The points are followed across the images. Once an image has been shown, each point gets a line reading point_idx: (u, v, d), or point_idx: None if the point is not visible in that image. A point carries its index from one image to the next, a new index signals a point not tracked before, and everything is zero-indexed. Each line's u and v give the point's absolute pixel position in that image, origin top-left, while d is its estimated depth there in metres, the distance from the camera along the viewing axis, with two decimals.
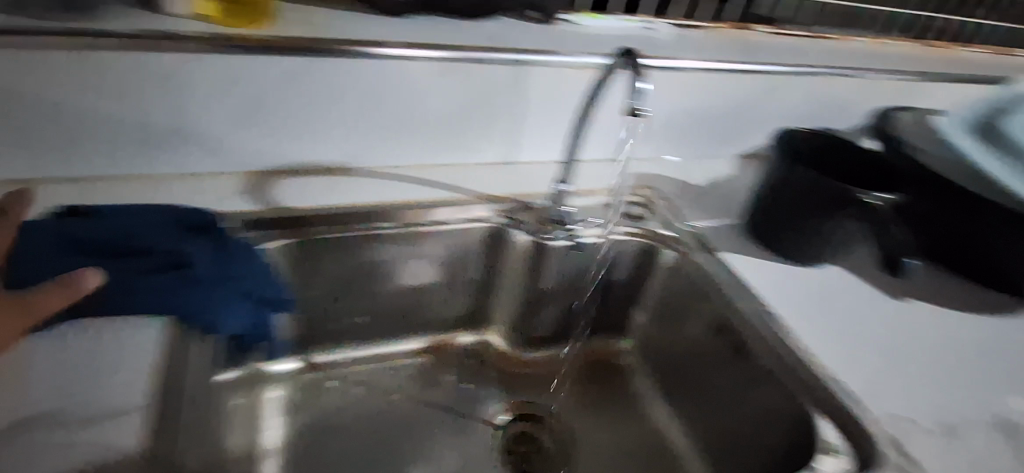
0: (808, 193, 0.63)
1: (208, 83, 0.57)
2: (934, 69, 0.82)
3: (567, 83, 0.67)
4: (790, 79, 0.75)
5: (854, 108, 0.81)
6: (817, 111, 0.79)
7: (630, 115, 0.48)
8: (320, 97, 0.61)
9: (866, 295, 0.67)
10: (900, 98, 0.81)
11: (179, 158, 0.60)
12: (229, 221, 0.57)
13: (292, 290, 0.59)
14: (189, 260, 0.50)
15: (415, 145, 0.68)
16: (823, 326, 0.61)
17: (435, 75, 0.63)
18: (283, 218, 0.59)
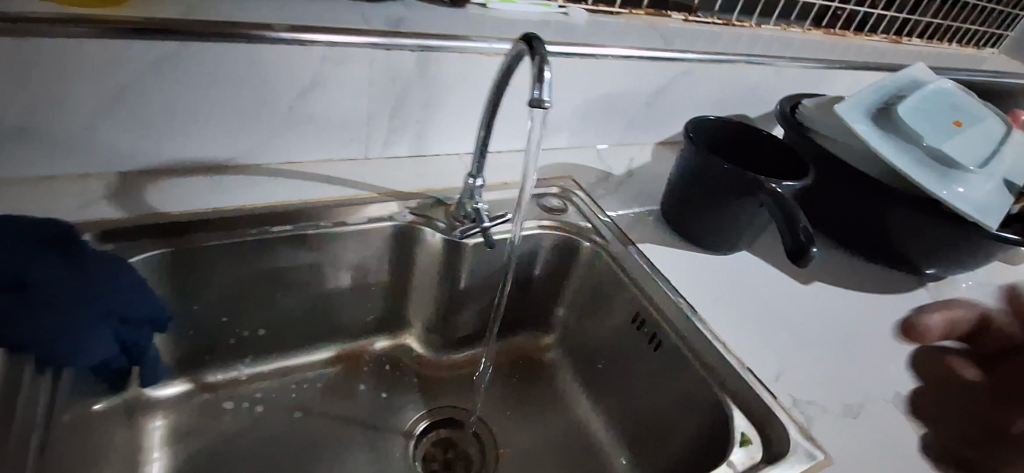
0: (717, 181, 0.64)
1: (51, 72, 0.48)
2: (831, 57, 0.88)
3: (478, 72, 0.64)
4: (700, 68, 0.78)
5: (761, 95, 0.85)
6: (725, 98, 0.83)
7: (534, 107, 0.44)
8: (197, 88, 0.54)
9: (782, 282, 0.67)
10: (800, 85, 0.86)
11: (27, 160, 0.52)
12: (90, 230, 0.50)
13: (176, 303, 0.54)
14: (33, 280, 0.43)
15: (314, 140, 0.62)
16: (739, 316, 0.60)
17: (330, 64, 0.57)
18: (158, 223, 0.53)
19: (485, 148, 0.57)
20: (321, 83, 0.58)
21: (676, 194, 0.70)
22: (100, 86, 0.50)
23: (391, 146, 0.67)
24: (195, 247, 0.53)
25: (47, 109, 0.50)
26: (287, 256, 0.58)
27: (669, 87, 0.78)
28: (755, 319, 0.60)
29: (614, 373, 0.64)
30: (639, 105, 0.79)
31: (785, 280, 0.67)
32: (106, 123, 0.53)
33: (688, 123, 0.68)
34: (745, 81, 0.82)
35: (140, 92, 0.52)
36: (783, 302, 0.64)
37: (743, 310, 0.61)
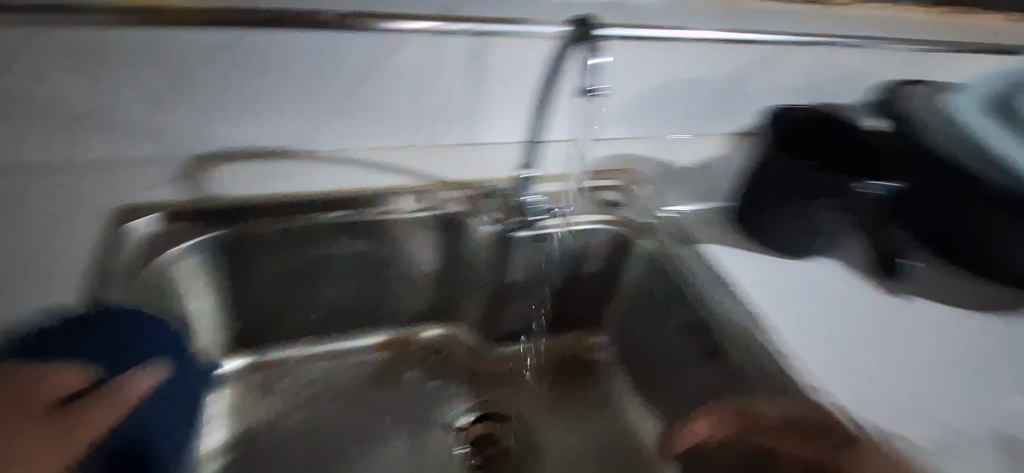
0: (785, 179, 0.58)
1: (118, 61, 0.51)
2: (956, 36, 0.75)
3: (532, 59, 0.60)
4: (784, 52, 0.70)
5: (856, 80, 0.76)
6: (814, 84, 0.75)
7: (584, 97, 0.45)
8: (251, 76, 0.55)
9: (866, 291, 0.60)
10: (907, 69, 0.76)
11: (104, 145, 0.56)
12: (161, 212, 0.54)
13: (235, 284, 0.57)
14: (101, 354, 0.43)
15: (365, 129, 0.61)
16: (812, 331, 0.55)
17: (383, 51, 0.56)
18: (219, 207, 0.56)
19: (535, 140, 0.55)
20: (373, 72, 0.58)
21: (745, 193, 0.64)
22: (164, 76, 0.53)
23: (444, 134, 0.64)
24: (251, 231, 0.55)
25: (118, 97, 0.53)
26: (338, 244, 0.59)
27: (745, 74, 0.71)
28: (830, 334, 0.54)
29: (669, 382, 0.60)
30: (713, 94, 0.72)
31: (869, 289, 0.60)
32: (167, 112, 0.55)
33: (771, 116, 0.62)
34: (834, 67, 0.73)
35: (201, 82, 0.54)
36: (867, 316, 0.57)
37: (817, 323, 0.55)
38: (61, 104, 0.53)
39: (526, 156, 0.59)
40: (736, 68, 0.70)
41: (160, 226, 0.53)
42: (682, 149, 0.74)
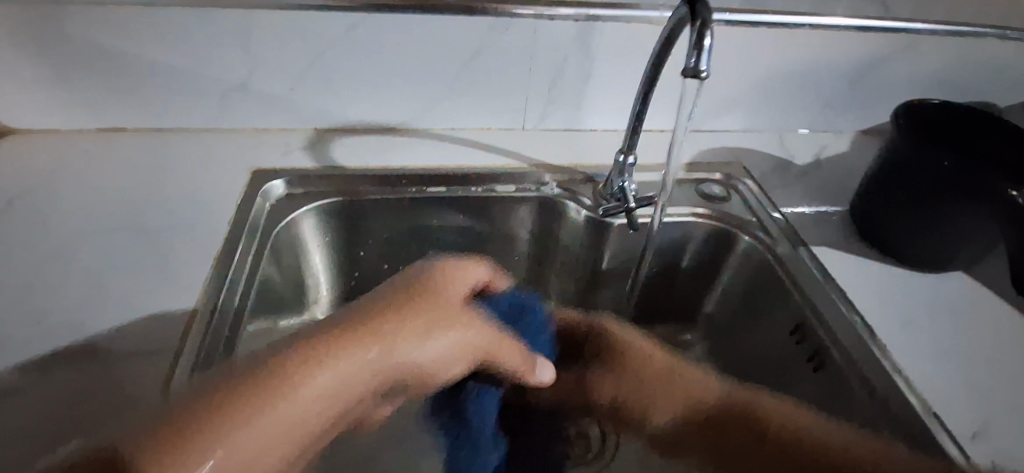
0: (926, 181, 0.53)
1: (267, 38, 0.58)
2: None
3: (637, 46, 0.61)
4: (920, 40, 0.65)
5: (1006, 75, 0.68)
6: (952, 76, 0.68)
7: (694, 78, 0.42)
8: (376, 55, 0.60)
9: (1000, 315, 0.55)
10: None
11: (249, 113, 0.63)
12: (287, 175, 0.60)
13: (345, 246, 0.61)
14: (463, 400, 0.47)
15: (474, 109, 0.65)
16: (937, 352, 0.51)
17: (494, 33, 0.59)
18: (332, 176, 0.60)
19: (639, 125, 0.54)
20: (483, 53, 0.60)
21: (870, 193, 0.59)
22: (303, 54, 0.59)
23: (547, 118, 0.67)
24: (360, 199, 0.59)
25: (264, 71, 0.60)
26: (440, 216, 0.62)
27: (868, 69, 0.67)
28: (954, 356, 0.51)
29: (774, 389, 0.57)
30: (833, 85, 0.68)
31: (1006, 311, 0.56)
32: (303, 85, 0.61)
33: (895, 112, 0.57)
34: (975, 57, 0.67)
35: (332, 58, 0.59)
36: (997, 338, 0.53)
37: (945, 344, 0.51)
38: (219, 74, 0.60)
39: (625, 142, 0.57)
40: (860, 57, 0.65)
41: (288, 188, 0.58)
42: (799, 147, 0.70)
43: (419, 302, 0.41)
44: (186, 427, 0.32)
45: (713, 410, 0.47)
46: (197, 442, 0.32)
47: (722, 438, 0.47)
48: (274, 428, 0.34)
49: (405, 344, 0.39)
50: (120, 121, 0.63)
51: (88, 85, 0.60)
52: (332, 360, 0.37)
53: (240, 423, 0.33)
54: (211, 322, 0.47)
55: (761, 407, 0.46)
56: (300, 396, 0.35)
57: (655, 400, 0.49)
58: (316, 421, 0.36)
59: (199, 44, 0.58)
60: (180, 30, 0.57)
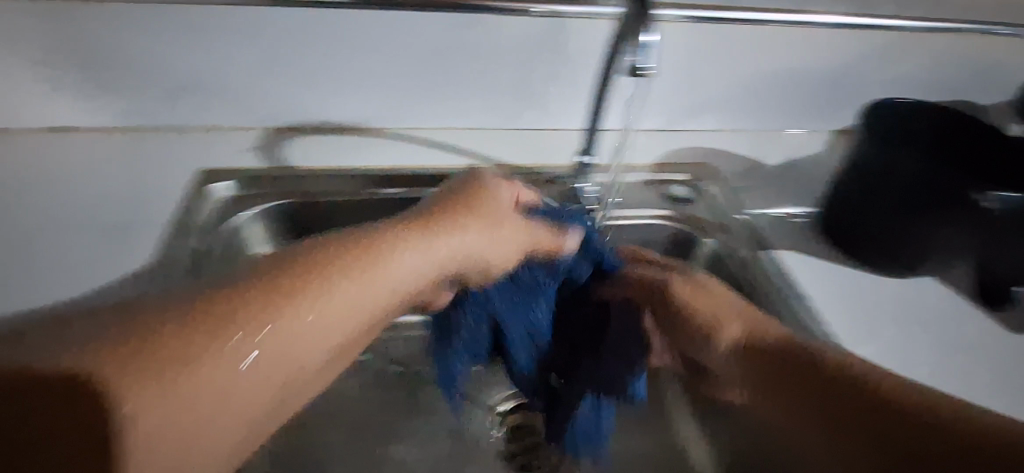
0: (891, 187, 0.52)
1: (220, 33, 0.55)
2: None
3: (592, 41, 0.58)
4: (898, 39, 0.63)
5: (979, 75, 0.67)
6: (929, 77, 0.67)
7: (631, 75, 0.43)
8: (330, 52, 0.58)
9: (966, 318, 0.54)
10: None
11: (203, 112, 0.61)
12: (234, 178, 0.58)
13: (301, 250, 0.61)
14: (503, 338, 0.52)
15: (433, 108, 0.63)
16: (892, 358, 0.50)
17: (453, 30, 0.57)
18: (281, 178, 0.59)
19: (593, 128, 0.53)
20: (442, 52, 0.58)
21: (839, 197, 0.57)
22: (256, 49, 0.57)
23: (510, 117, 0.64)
24: (312, 201, 0.59)
25: (218, 69, 0.58)
26: None
27: (849, 68, 0.65)
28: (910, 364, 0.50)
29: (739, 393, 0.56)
30: (809, 85, 0.66)
31: (976, 318, 0.54)
32: (257, 84, 0.59)
33: (863, 111, 0.56)
34: (956, 55, 0.65)
35: (286, 56, 0.58)
36: (959, 346, 0.51)
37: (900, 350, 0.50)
38: (169, 73, 0.57)
39: (584, 143, 0.56)
40: (837, 57, 0.63)
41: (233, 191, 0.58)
42: (774, 147, 0.68)
43: (472, 210, 0.49)
44: (225, 298, 0.36)
45: (761, 344, 0.43)
46: (250, 311, 0.36)
47: (742, 367, 0.44)
48: (309, 329, 0.38)
49: (450, 234, 0.47)
50: (66, 123, 0.60)
51: (26, 82, 0.57)
52: (354, 277, 0.41)
53: (290, 313, 0.38)
54: None
55: (812, 352, 0.41)
56: (363, 286, 0.42)
57: (718, 333, 0.45)
58: (349, 324, 0.41)
59: (144, 41, 0.55)
60: (122, 26, 0.54)
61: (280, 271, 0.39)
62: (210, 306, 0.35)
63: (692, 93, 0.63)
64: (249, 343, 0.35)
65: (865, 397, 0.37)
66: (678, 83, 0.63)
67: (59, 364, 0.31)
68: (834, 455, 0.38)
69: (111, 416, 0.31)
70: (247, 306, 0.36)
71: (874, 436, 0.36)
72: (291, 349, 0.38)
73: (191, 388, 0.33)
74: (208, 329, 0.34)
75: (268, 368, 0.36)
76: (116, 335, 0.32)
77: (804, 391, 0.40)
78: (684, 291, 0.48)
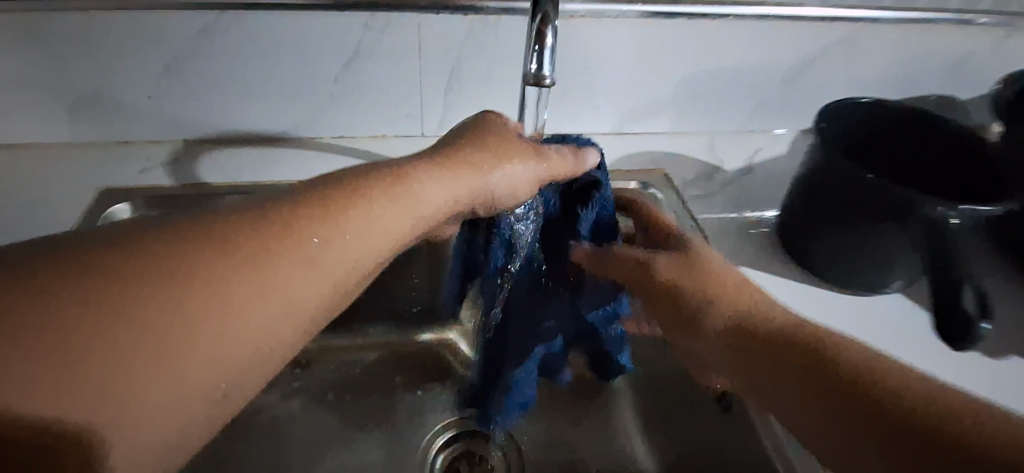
0: (842, 196, 0.48)
1: (116, 40, 0.51)
2: None
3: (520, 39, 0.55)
4: (856, 34, 0.59)
5: (942, 71, 0.63)
6: (889, 75, 0.63)
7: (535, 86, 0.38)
8: (240, 58, 0.53)
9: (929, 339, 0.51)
10: (1005, 58, 0.63)
11: (109, 126, 0.56)
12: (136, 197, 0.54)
13: None
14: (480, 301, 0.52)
15: (361, 115, 0.59)
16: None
17: (372, 31, 0.53)
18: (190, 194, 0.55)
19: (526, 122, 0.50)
20: (362, 55, 0.54)
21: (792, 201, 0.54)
22: (157, 57, 0.52)
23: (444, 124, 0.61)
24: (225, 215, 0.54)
25: (119, 78, 0.53)
26: None
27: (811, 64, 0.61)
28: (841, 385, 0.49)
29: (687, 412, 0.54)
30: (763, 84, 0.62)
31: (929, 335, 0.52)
32: (160, 93, 0.54)
33: (824, 107, 0.52)
34: (927, 47, 0.61)
35: (188, 61, 0.53)
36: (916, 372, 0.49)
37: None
38: (67, 83, 0.53)
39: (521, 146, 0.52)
40: (791, 55, 0.59)
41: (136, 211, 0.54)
42: (734, 151, 0.65)
43: (494, 146, 0.42)
44: (222, 242, 0.31)
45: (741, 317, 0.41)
46: (261, 256, 0.32)
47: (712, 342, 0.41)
48: (323, 269, 0.34)
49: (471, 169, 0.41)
50: None
51: None
52: (371, 213, 0.36)
53: (301, 255, 0.33)
54: None
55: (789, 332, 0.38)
56: (372, 227, 0.36)
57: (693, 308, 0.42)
58: (364, 265, 0.36)
59: (38, 46, 0.50)
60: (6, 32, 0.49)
61: (281, 208, 0.34)
62: (198, 250, 0.31)
63: (636, 94, 0.61)
64: (255, 292, 0.31)
65: (840, 388, 0.34)
66: (621, 84, 0.60)
67: (33, 349, 0.26)
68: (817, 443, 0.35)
69: (105, 400, 0.27)
70: (247, 247, 0.32)
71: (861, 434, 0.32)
72: (297, 293, 0.33)
73: (200, 341, 0.29)
74: (204, 278, 0.30)
75: (281, 314, 0.32)
76: (84, 308, 0.27)
77: (783, 374, 0.37)
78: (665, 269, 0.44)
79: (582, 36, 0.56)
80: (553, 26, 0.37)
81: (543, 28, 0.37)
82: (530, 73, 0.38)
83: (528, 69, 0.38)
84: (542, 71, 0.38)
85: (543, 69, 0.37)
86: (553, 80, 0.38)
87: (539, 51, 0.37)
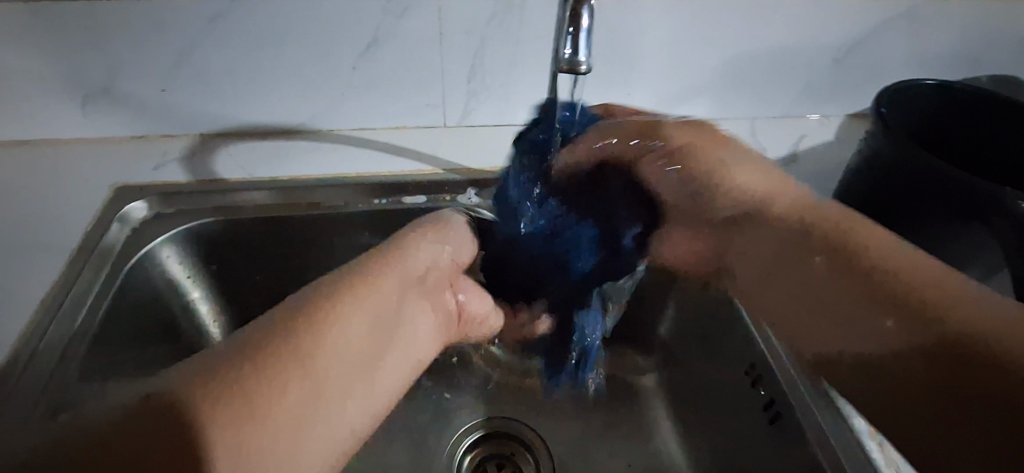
0: (905, 185, 0.44)
1: (131, 30, 0.49)
2: None
3: (549, 22, 0.52)
4: (908, 11, 0.55)
5: (1003, 52, 0.59)
6: (943, 57, 0.59)
7: (570, 73, 0.35)
8: (257, 47, 0.51)
9: None
10: None
11: (127, 121, 0.55)
12: (146, 193, 0.52)
13: (228, 274, 0.55)
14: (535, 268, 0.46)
15: (381, 106, 0.56)
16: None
17: (393, 17, 0.50)
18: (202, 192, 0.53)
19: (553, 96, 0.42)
20: (381, 42, 0.52)
21: (848, 197, 0.51)
22: (171, 47, 0.50)
23: (468, 114, 0.58)
24: (241, 219, 0.52)
25: (134, 71, 0.52)
26: (349, 235, 0.55)
27: (859, 42, 0.57)
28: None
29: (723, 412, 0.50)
30: (807, 67, 0.58)
31: None
32: (176, 84, 0.53)
33: (887, 89, 0.49)
34: (989, 23, 0.56)
35: (203, 50, 0.51)
36: None
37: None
38: (81, 77, 0.52)
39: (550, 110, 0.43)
40: (835, 34, 0.56)
41: (152, 210, 0.52)
42: (776, 139, 0.61)
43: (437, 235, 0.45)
44: (229, 371, 0.29)
45: (827, 233, 0.37)
46: (283, 354, 0.31)
47: (798, 257, 0.38)
48: (347, 333, 0.35)
49: (419, 260, 0.43)
50: None
51: None
52: (356, 290, 0.37)
53: (316, 336, 0.33)
54: (29, 374, 0.40)
55: (898, 266, 0.34)
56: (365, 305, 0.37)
57: (774, 213, 0.40)
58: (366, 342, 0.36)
59: (56, 38, 0.49)
60: (19, 24, 0.48)
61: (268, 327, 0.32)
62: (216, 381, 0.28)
63: (668, 83, 0.58)
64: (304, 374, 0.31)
65: (942, 327, 0.30)
66: (655, 70, 0.57)
67: None
68: (898, 392, 0.32)
69: None
70: (256, 356, 0.30)
71: (957, 380, 0.29)
72: (334, 355, 0.33)
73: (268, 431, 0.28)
74: (248, 390, 0.29)
75: (336, 370, 0.33)
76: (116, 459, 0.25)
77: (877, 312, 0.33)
78: (683, 136, 0.44)
79: (612, 17, 0.53)
80: (589, 7, 0.34)
81: (578, 8, 0.34)
82: (564, 59, 0.34)
83: (562, 54, 0.35)
84: (578, 57, 0.34)
85: (578, 54, 0.34)
86: (590, 66, 0.35)
87: (574, 34, 0.34)
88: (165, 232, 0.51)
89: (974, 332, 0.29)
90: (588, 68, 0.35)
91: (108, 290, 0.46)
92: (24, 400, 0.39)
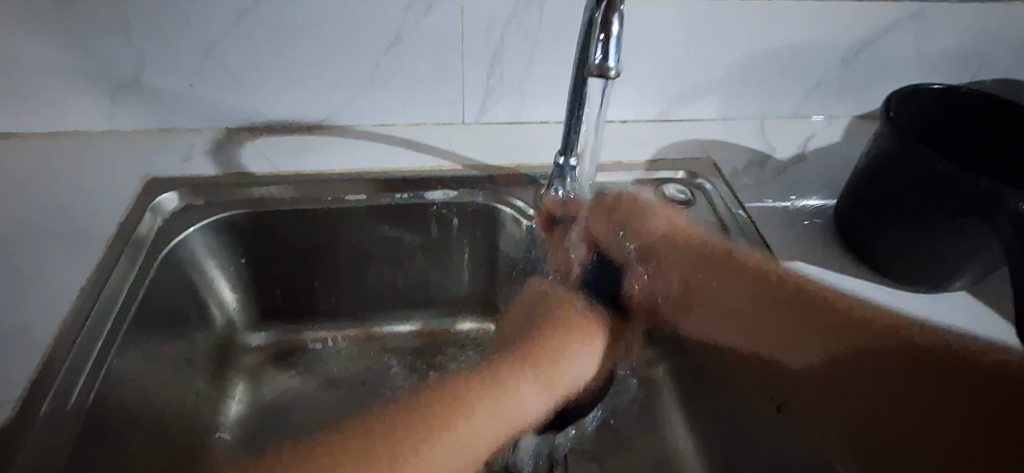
0: (910, 186, 0.46)
1: (163, 27, 0.51)
2: None
3: (566, 24, 0.54)
4: (912, 14, 0.56)
5: (1002, 58, 0.61)
6: (945, 62, 0.61)
7: (601, 77, 0.37)
8: (283, 45, 0.53)
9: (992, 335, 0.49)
10: None
11: (156, 114, 0.57)
12: (176, 185, 0.54)
13: (253, 263, 0.57)
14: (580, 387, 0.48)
15: (400, 103, 0.58)
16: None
17: (415, 16, 0.52)
18: (229, 184, 0.55)
19: (579, 96, 0.44)
20: (403, 41, 0.54)
21: (855, 198, 0.53)
22: (201, 44, 0.52)
23: (484, 111, 0.60)
24: (268, 211, 0.54)
25: (165, 67, 0.53)
26: (371, 229, 0.56)
27: (866, 43, 0.58)
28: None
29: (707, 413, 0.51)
30: (813, 69, 0.60)
31: (993, 330, 0.50)
32: (204, 79, 0.54)
33: (895, 93, 0.50)
34: (988, 30, 0.58)
35: (231, 47, 0.52)
36: None
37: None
38: (109, 74, 0.53)
39: (574, 113, 0.45)
40: (842, 37, 0.57)
41: (181, 201, 0.54)
42: (784, 139, 0.63)
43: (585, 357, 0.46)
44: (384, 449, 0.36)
45: (763, 293, 0.46)
46: (423, 434, 0.38)
47: (725, 287, 0.47)
48: (483, 426, 0.40)
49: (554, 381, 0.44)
50: (7, 127, 0.56)
51: None
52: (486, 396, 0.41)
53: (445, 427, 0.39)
54: (70, 367, 0.42)
55: (816, 303, 0.43)
56: (503, 410, 0.41)
57: (701, 261, 0.49)
58: (489, 437, 0.40)
59: (90, 33, 0.51)
60: (50, 19, 0.50)
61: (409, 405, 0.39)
62: (376, 455, 0.36)
63: (680, 82, 0.60)
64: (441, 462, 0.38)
65: (902, 349, 0.38)
66: (667, 71, 0.59)
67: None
68: (841, 383, 0.41)
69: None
70: (418, 433, 0.38)
71: (903, 369, 0.38)
72: (469, 442, 0.39)
73: None
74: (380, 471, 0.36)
75: (472, 446, 0.39)
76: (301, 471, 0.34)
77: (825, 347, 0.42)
78: (604, 198, 0.52)
79: (626, 17, 0.54)
80: (619, 13, 0.35)
81: (609, 16, 0.35)
82: (595, 64, 0.36)
83: (593, 59, 0.37)
84: (608, 62, 0.36)
85: (608, 60, 0.36)
86: (619, 71, 0.37)
87: (604, 40, 0.36)
88: (193, 223, 0.52)
89: (870, 311, 0.41)
90: (617, 73, 0.37)
91: (142, 278, 0.48)
92: (67, 392, 0.40)
